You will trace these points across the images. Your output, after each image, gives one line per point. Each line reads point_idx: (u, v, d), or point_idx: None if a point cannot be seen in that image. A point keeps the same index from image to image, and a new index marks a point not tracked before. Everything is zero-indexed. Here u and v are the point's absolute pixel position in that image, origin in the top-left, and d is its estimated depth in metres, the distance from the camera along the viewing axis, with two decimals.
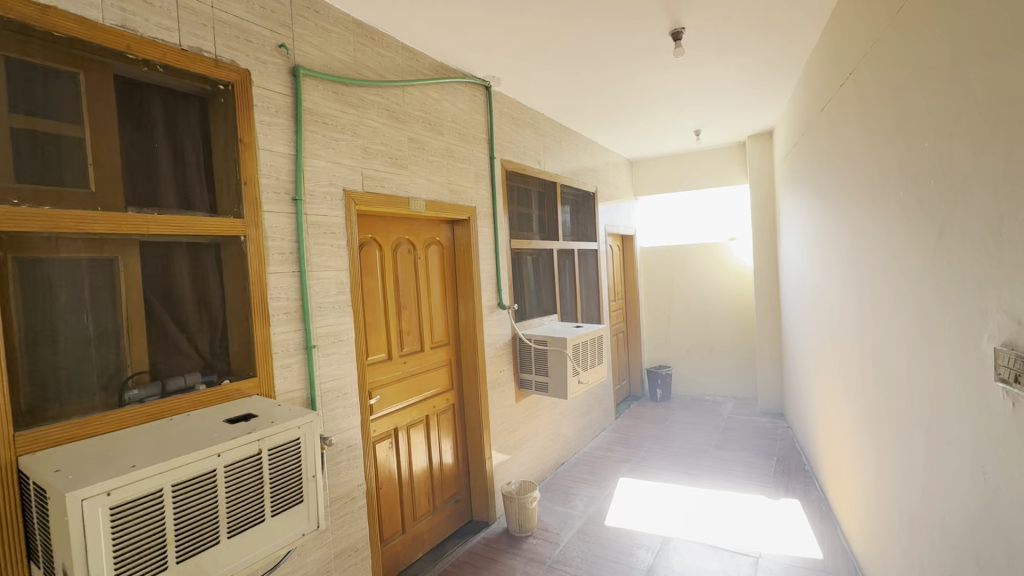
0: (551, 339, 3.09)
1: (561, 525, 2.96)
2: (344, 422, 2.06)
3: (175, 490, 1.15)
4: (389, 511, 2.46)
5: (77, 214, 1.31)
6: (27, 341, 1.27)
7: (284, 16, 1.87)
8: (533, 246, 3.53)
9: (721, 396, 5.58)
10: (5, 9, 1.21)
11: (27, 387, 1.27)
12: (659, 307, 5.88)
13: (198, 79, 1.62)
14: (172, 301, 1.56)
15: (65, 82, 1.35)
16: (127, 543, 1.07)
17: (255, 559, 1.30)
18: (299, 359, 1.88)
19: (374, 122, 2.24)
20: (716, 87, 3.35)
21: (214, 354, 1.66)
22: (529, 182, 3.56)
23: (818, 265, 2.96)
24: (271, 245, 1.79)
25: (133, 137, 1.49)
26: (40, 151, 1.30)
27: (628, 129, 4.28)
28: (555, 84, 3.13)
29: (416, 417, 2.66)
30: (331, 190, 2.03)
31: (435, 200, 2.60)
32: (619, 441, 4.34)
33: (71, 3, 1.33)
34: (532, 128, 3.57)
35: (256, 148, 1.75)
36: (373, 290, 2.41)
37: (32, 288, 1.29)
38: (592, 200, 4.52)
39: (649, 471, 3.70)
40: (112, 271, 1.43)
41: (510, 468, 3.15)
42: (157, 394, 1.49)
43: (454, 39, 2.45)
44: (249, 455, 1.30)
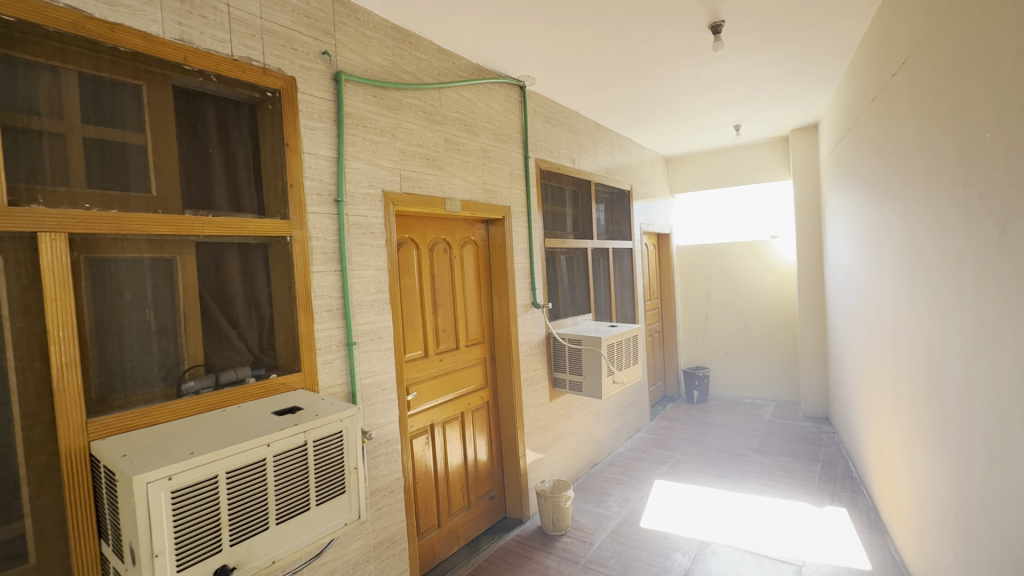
0: (586, 339, 3.08)
1: (595, 525, 2.95)
2: (382, 417, 2.12)
3: (229, 477, 1.21)
4: (426, 504, 2.51)
5: (140, 217, 1.41)
6: (97, 335, 1.37)
7: (326, 24, 1.94)
8: (567, 245, 3.52)
9: (762, 399, 5.41)
10: (78, 28, 1.31)
11: (97, 378, 1.37)
12: (696, 307, 5.75)
13: (248, 87, 1.70)
14: (224, 299, 1.65)
15: (130, 94, 1.45)
16: (185, 525, 1.14)
17: (301, 546, 1.36)
18: (341, 355, 1.95)
19: (412, 124, 2.29)
20: (757, 80, 3.25)
21: (263, 349, 1.74)
22: (564, 180, 3.55)
23: (867, 264, 2.82)
24: (314, 245, 1.86)
25: (190, 143, 1.58)
26: (108, 158, 1.40)
27: (664, 126, 4.20)
28: (590, 82, 3.11)
29: (452, 413, 2.71)
30: (370, 192, 2.10)
31: (471, 199, 2.64)
32: (654, 442, 4.27)
33: (136, 20, 1.43)
34: (567, 127, 3.56)
35: (301, 152, 1.83)
36: (410, 289, 2.47)
37: (101, 287, 1.39)
38: (627, 198, 4.46)
39: (685, 473, 3.63)
40: (171, 271, 1.52)
41: (544, 467, 3.16)
42: (211, 385, 1.57)
43: (489, 40, 2.47)
44: (296, 446, 1.36)
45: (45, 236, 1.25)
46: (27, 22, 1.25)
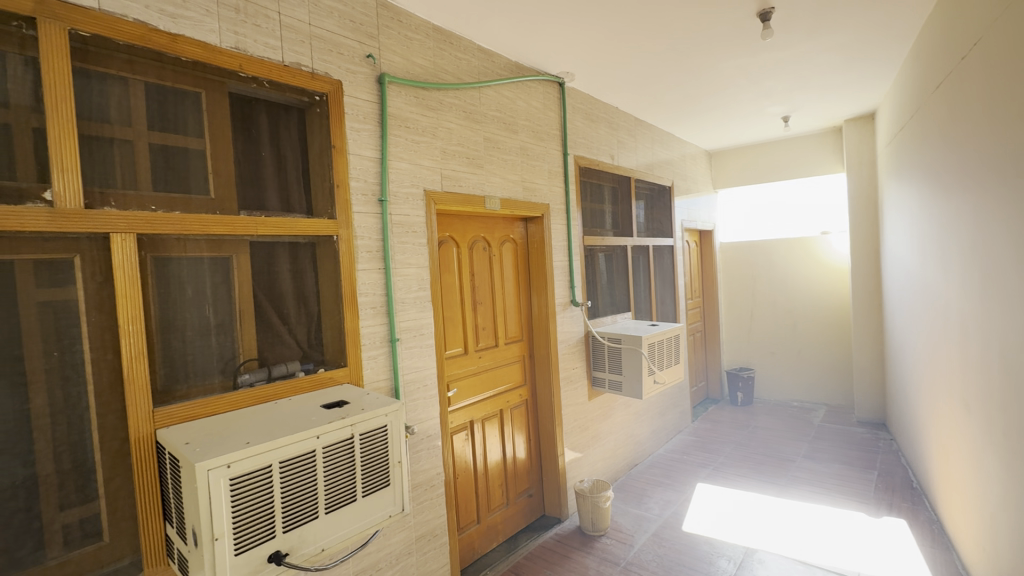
0: (625, 337, 3.03)
1: (636, 527, 2.90)
2: (424, 412, 2.16)
3: (282, 467, 1.26)
4: (466, 499, 2.54)
5: (200, 218, 1.49)
6: (162, 329, 1.46)
7: (370, 28, 1.98)
8: (606, 243, 3.48)
9: (811, 403, 5.17)
10: (145, 41, 1.40)
11: (162, 369, 1.45)
12: (741, 306, 5.55)
13: (297, 92, 1.77)
14: (276, 296, 1.71)
15: (191, 101, 1.53)
16: (243, 511, 1.20)
17: (348, 536, 1.40)
18: (384, 351, 1.99)
19: (452, 124, 2.32)
20: (809, 69, 3.09)
21: (311, 345, 1.80)
22: (603, 177, 3.50)
23: (931, 261, 2.65)
24: (359, 244, 1.91)
25: (244, 146, 1.65)
26: (171, 163, 1.49)
27: (708, 119, 4.07)
28: (630, 77, 3.06)
29: (491, 410, 2.72)
30: (412, 191, 2.13)
31: (510, 198, 2.64)
32: (696, 445, 4.16)
33: (195, 31, 1.50)
34: (606, 123, 3.51)
35: (347, 153, 1.88)
36: (450, 287, 2.50)
37: (166, 284, 1.47)
38: (668, 194, 4.36)
39: (729, 477, 3.52)
40: (228, 269, 1.59)
41: (583, 466, 3.14)
42: (264, 378, 1.63)
43: (529, 38, 2.46)
44: (343, 439, 1.40)
45: (116, 236, 1.34)
46: (100, 37, 1.34)
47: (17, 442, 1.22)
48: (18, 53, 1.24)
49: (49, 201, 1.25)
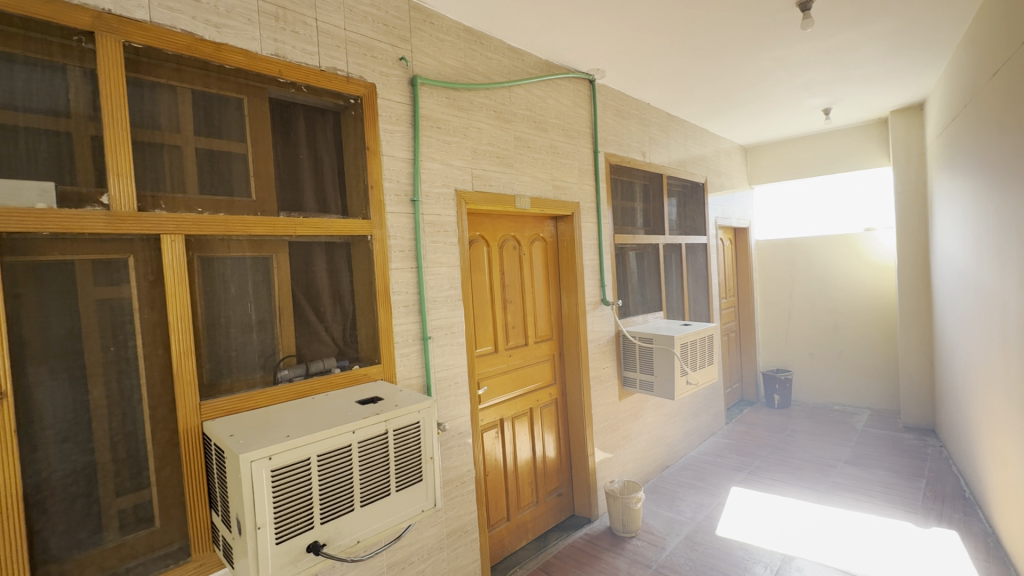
0: (657, 337, 2.98)
1: (668, 530, 2.85)
2: (455, 409, 2.18)
3: (320, 460, 1.30)
4: (496, 497, 2.56)
5: (242, 219, 1.55)
6: (207, 325, 1.53)
7: (403, 31, 2.02)
8: (637, 241, 3.43)
9: (854, 407, 4.97)
10: (192, 51, 1.46)
11: (208, 364, 1.52)
12: (778, 305, 5.38)
13: (333, 96, 1.81)
14: (313, 294, 1.76)
15: (234, 107, 1.59)
16: (283, 501, 1.24)
17: (382, 529, 1.43)
18: (416, 349, 2.03)
19: (482, 123, 2.33)
20: (852, 58, 2.96)
21: (346, 342, 1.85)
22: (634, 174, 3.45)
23: (986, 259, 2.51)
24: (392, 243, 1.95)
25: (283, 150, 1.71)
26: (216, 166, 1.55)
27: (743, 113, 3.96)
28: (662, 72, 3.00)
29: (520, 409, 2.73)
30: (444, 191, 2.16)
31: (540, 197, 2.64)
32: (730, 447, 4.06)
33: (238, 39, 1.56)
34: (637, 119, 3.46)
35: (380, 155, 1.92)
36: (481, 286, 2.52)
37: (211, 283, 1.53)
38: (702, 191, 4.27)
39: (766, 482, 3.42)
40: (268, 268, 1.65)
41: (613, 467, 3.11)
42: (301, 374, 1.69)
43: (559, 36, 2.45)
44: (377, 434, 1.43)
45: (166, 237, 1.40)
46: (151, 48, 1.41)
47: (78, 431, 1.30)
48: (78, 65, 1.32)
49: (105, 204, 1.33)
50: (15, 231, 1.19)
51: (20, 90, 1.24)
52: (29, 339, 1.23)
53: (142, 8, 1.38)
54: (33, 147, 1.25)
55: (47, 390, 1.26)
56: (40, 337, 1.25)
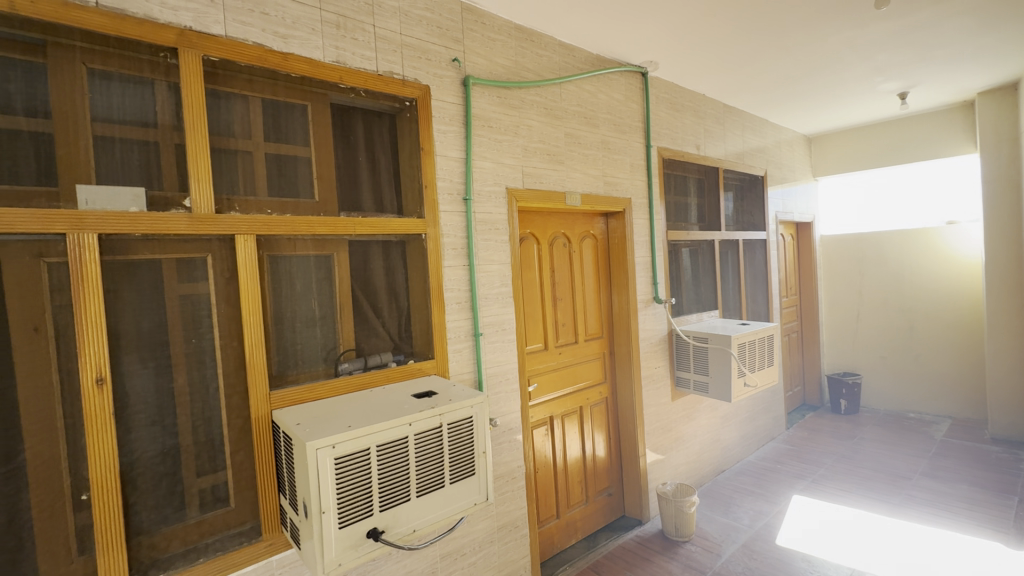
0: (713, 337, 2.88)
1: (724, 537, 2.75)
2: (506, 405, 2.21)
3: (379, 450, 1.36)
4: (545, 493, 2.57)
5: (306, 220, 1.63)
6: (276, 319, 1.62)
7: (455, 32, 2.05)
8: (692, 237, 3.32)
9: (932, 415, 4.60)
10: (262, 61, 1.56)
11: (277, 356, 1.62)
12: (845, 305, 5.05)
13: (389, 99, 1.87)
14: (371, 291, 1.83)
15: (299, 113, 1.68)
16: (346, 488, 1.30)
17: (437, 519, 1.47)
18: (468, 345, 2.06)
19: (533, 121, 2.34)
20: (933, 37, 2.73)
21: (401, 337, 1.91)
22: (688, 169, 3.34)
23: None
24: (445, 241, 1.99)
25: (343, 152, 1.78)
26: (283, 169, 1.64)
27: (808, 101, 3.74)
28: (720, 62, 2.89)
29: (570, 407, 2.72)
30: (495, 190, 2.18)
31: (591, 193, 2.61)
32: (791, 454, 3.86)
33: (303, 48, 1.64)
34: (692, 112, 3.35)
35: (434, 155, 1.96)
36: (531, 283, 2.53)
37: (278, 279, 1.63)
38: (761, 184, 4.07)
39: (831, 492, 3.23)
40: (330, 265, 1.73)
41: (665, 469, 3.04)
42: (360, 367, 1.76)
43: (611, 30, 2.42)
44: (433, 427, 1.47)
45: (239, 237, 1.51)
46: (227, 60, 1.51)
47: (165, 415, 1.42)
48: (163, 80, 1.43)
49: (187, 207, 1.44)
50: (112, 233, 1.31)
51: (116, 104, 1.36)
52: (123, 331, 1.36)
53: (218, 23, 1.49)
54: (127, 156, 1.37)
55: (138, 377, 1.38)
56: (133, 329, 1.37)
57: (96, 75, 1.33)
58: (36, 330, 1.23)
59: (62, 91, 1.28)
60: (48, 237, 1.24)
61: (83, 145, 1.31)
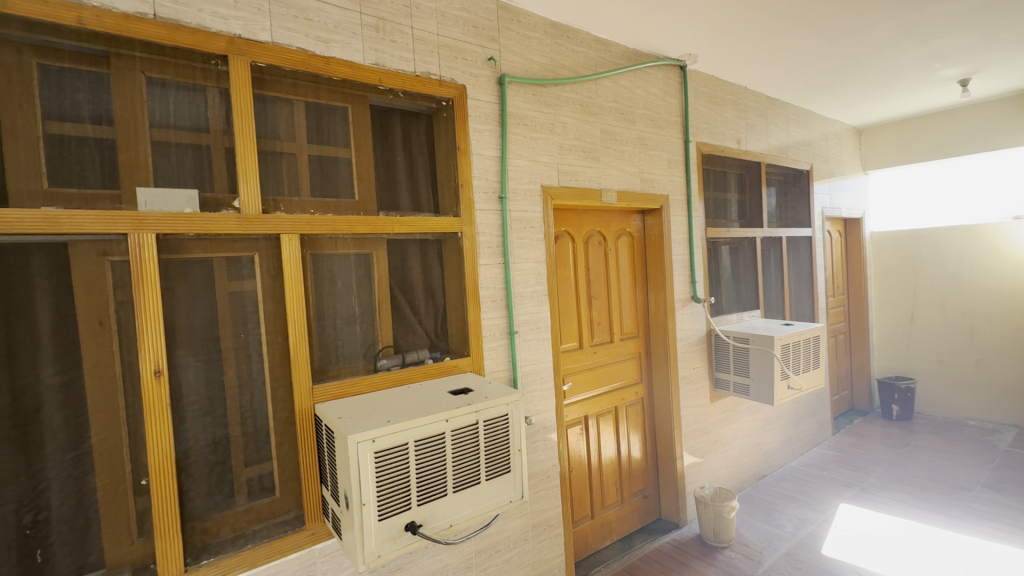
0: (754, 337, 2.78)
1: (765, 544, 2.67)
2: (541, 404, 2.21)
3: (417, 445, 1.38)
4: (580, 493, 2.55)
5: (347, 220, 1.68)
6: (319, 316, 1.67)
7: (491, 31, 2.06)
8: (732, 235, 3.22)
9: (995, 424, 4.31)
10: (306, 65, 1.61)
11: (319, 351, 1.67)
12: (898, 304, 4.80)
13: (427, 99, 1.90)
14: (408, 288, 1.86)
15: (340, 115, 1.72)
16: (385, 481, 1.33)
17: (473, 515, 1.48)
18: (503, 343, 2.07)
19: (569, 118, 2.32)
20: (1000, 19, 2.55)
21: (438, 334, 1.94)
22: (728, 164, 3.24)
23: None
24: (481, 240, 2.01)
25: (382, 153, 1.82)
26: (325, 170, 1.69)
27: (858, 90, 3.56)
28: (763, 53, 2.79)
29: (605, 407, 2.69)
30: (531, 188, 2.18)
31: (628, 190, 2.58)
32: (837, 460, 3.70)
33: (344, 52, 1.68)
34: (733, 105, 3.25)
35: (469, 154, 1.98)
36: (566, 281, 2.51)
37: (320, 277, 1.68)
38: (807, 179, 3.91)
39: (882, 501, 3.07)
40: (369, 263, 1.77)
41: (703, 472, 2.97)
42: (398, 363, 1.80)
43: (648, 23, 2.37)
44: (469, 424, 1.48)
45: (284, 236, 1.56)
46: (273, 66, 1.57)
47: (215, 406, 1.49)
48: (215, 86, 1.50)
49: (237, 208, 1.51)
50: (168, 233, 1.38)
51: (171, 110, 1.43)
52: (178, 326, 1.43)
53: (265, 30, 1.54)
54: (182, 160, 1.44)
55: (191, 370, 1.45)
56: (187, 324, 1.44)
57: (153, 83, 1.40)
58: (101, 324, 1.32)
59: (124, 99, 1.36)
60: (111, 236, 1.32)
61: (142, 150, 1.38)
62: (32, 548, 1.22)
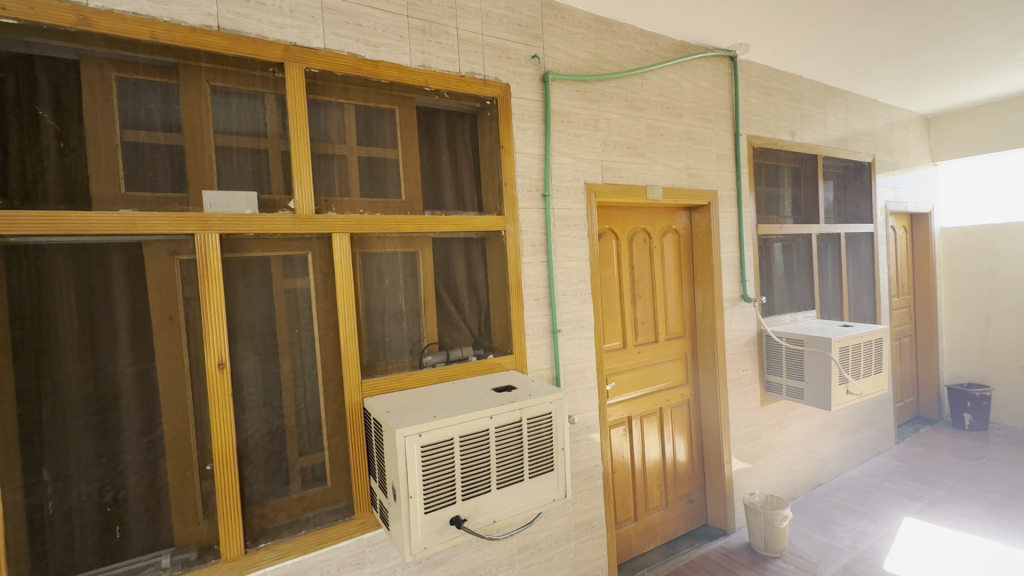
0: (809, 339, 2.65)
1: (820, 556, 2.54)
2: (584, 403, 2.19)
3: (462, 441, 1.40)
4: (623, 495, 2.51)
5: (395, 219, 1.72)
6: (368, 312, 1.72)
7: (535, 29, 2.05)
8: (785, 231, 3.08)
9: None
10: (356, 70, 1.66)
11: (368, 346, 1.72)
12: (971, 305, 4.45)
13: (471, 99, 1.92)
14: (452, 286, 1.89)
15: (388, 117, 1.77)
16: (431, 475, 1.36)
17: (517, 512, 1.49)
18: (546, 341, 2.07)
19: (613, 114, 2.28)
20: None
21: (481, 332, 1.95)
22: (781, 157, 3.10)
23: None
24: (524, 238, 2.01)
25: (428, 152, 1.86)
26: (374, 170, 1.74)
27: (928, 75, 3.32)
28: (821, 38, 2.64)
29: (650, 408, 2.64)
30: (574, 185, 2.16)
31: (674, 186, 2.51)
32: (902, 471, 3.47)
33: (392, 55, 1.73)
34: (787, 95, 3.10)
35: (513, 153, 1.98)
36: (609, 280, 2.48)
37: (370, 274, 1.73)
38: (869, 171, 3.68)
39: (952, 517, 2.86)
40: (415, 261, 1.81)
41: (753, 478, 2.86)
42: (443, 360, 1.83)
43: (697, 14, 2.29)
44: (513, 421, 1.49)
45: (336, 235, 1.62)
46: (325, 72, 1.63)
47: (272, 398, 1.56)
48: (272, 92, 1.57)
49: (292, 209, 1.58)
50: (231, 233, 1.47)
51: (233, 117, 1.51)
52: (240, 321, 1.51)
53: (318, 37, 1.60)
54: (242, 163, 1.52)
55: (250, 363, 1.53)
56: (247, 319, 1.52)
57: (216, 92, 1.49)
58: (172, 319, 1.41)
59: (191, 107, 1.45)
60: (180, 237, 1.41)
61: (207, 155, 1.47)
62: (113, 524, 1.33)
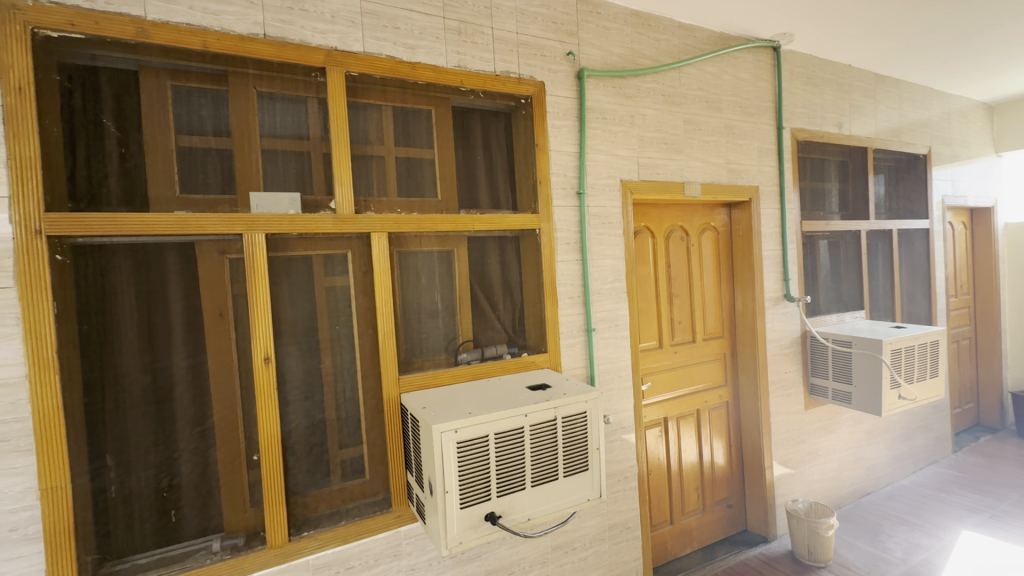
0: (858, 340, 2.53)
1: (869, 567, 2.43)
2: (619, 403, 2.16)
3: (497, 438, 1.41)
4: (659, 497, 2.47)
5: (431, 219, 1.75)
6: (405, 309, 1.76)
7: (570, 25, 2.04)
8: (832, 228, 2.95)
9: None
10: (393, 71, 1.69)
11: (405, 343, 1.75)
12: None
13: (506, 98, 1.93)
14: (487, 284, 1.91)
15: (424, 118, 1.80)
16: (467, 470, 1.37)
17: (551, 510, 1.49)
18: (581, 340, 2.05)
19: (650, 109, 2.24)
20: None
21: (516, 330, 1.96)
22: (828, 151, 2.97)
23: None
24: (559, 236, 2.00)
25: (463, 152, 1.88)
26: (411, 170, 1.77)
27: (991, 60, 3.10)
28: (872, 25, 2.51)
29: (686, 409, 2.58)
30: (609, 182, 2.14)
31: (712, 182, 2.45)
32: (960, 482, 3.27)
33: (428, 56, 1.75)
34: (835, 85, 2.96)
35: (548, 151, 1.97)
36: (645, 279, 2.44)
37: (407, 272, 1.76)
38: (924, 163, 3.48)
39: (1017, 532, 2.67)
40: (451, 260, 1.83)
41: (796, 485, 2.75)
42: (478, 357, 1.85)
43: (738, 4, 2.22)
44: (547, 420, 1.49)
45: (374, 235, 1.66)
46: (364, 75, 1.67)
47: (314, 392, 1.61)
48: (315, 96, 1.62)
49: (333, 209, 1.62)
50: (276, 233, 1.52)
51: (278, 121, 1.57)
52: (284, 318, 1.57)
53: (358, 41, 1.64)
54: (286, 165, 1.58)
55: (293, 358, 1.58)
56: (291, 316, 1.58)
57: (262, 97, 1.55)
58: (222, 315, 1.48)
59: (240, 112, 1.51)
60: (229, 237, 1.48)
61: (254, 157, 1.53)
62: (168, 508, 1.41)
